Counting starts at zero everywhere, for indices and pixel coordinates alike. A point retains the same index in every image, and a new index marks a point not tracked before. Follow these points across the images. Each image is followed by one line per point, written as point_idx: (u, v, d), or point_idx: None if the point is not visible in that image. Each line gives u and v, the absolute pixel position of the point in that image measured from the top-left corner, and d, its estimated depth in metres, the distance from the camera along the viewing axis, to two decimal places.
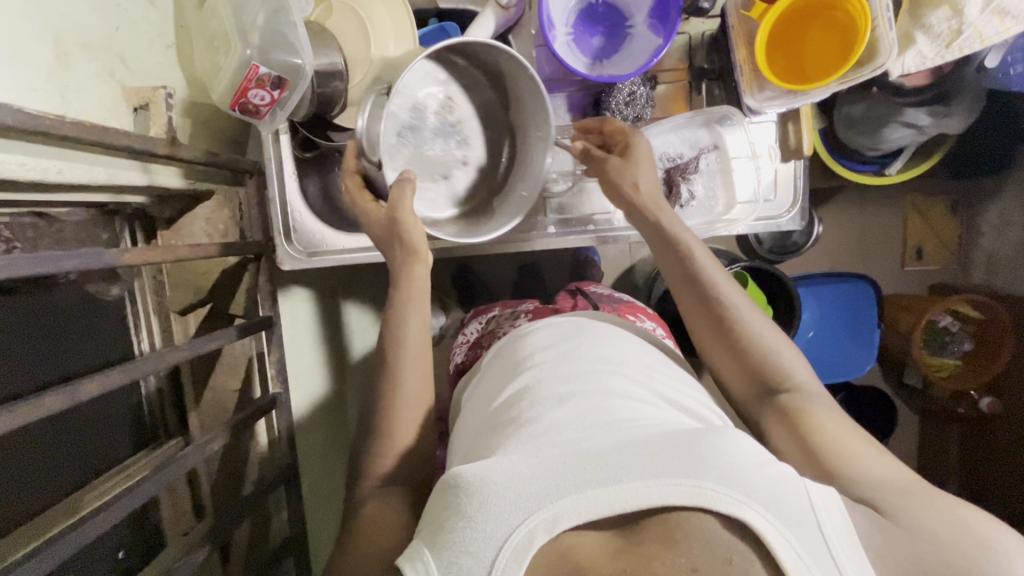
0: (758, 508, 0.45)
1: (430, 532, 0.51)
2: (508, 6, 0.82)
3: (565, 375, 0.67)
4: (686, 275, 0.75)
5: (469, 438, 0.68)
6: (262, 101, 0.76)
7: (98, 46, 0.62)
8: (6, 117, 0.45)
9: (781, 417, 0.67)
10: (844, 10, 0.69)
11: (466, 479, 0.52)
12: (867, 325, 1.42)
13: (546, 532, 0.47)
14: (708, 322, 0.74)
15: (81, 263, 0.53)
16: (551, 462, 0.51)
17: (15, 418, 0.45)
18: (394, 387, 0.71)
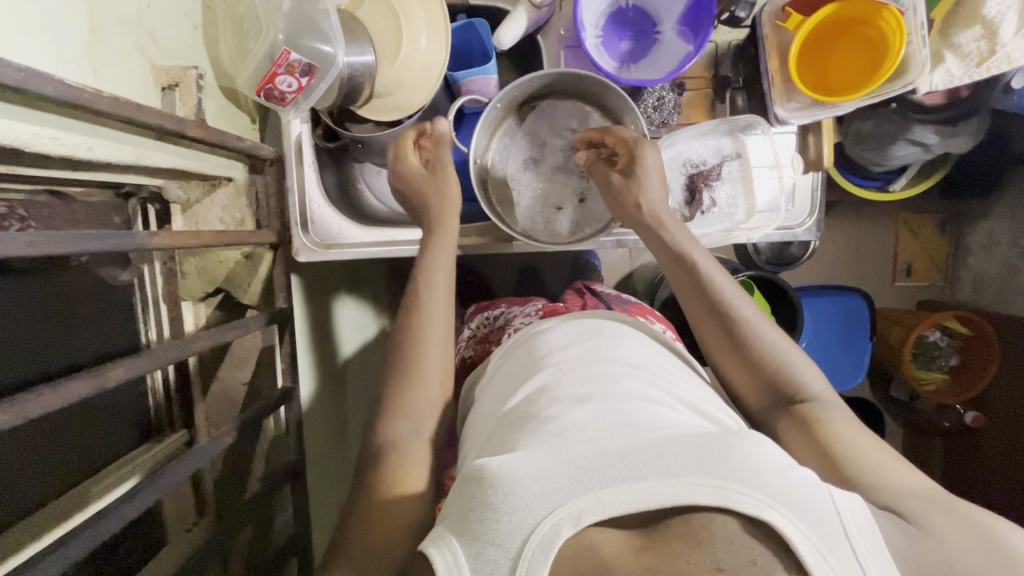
0: (784, 511, 0.44)
1: (452, 525, 0.50)
2: (541, 5, 0.81)
3: (584, 376, 0.66)
4: (693, 282, 0.75)
5: (484, 437, 0.67)
6: (289, 88, 0.74)
7: (130, 22, 0.60)
8: (48, 88, 0.43)
9: (794, 423, 0.66)
10: (874, 26, 0.71)
11: (491, 471, 0.51)
12: (861, 338, 1.45)
13: (571, 525, 0.46)
14: (717, 328, 0.73)
15: (114, 244, 0.50)
16: (574, 458, 0.50)
17: (42, 404, 0.42)
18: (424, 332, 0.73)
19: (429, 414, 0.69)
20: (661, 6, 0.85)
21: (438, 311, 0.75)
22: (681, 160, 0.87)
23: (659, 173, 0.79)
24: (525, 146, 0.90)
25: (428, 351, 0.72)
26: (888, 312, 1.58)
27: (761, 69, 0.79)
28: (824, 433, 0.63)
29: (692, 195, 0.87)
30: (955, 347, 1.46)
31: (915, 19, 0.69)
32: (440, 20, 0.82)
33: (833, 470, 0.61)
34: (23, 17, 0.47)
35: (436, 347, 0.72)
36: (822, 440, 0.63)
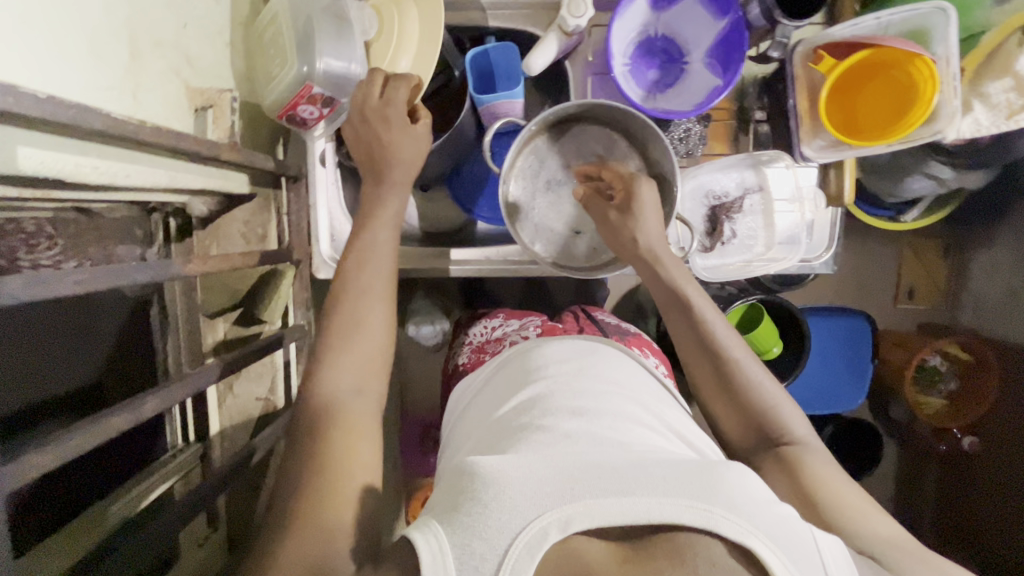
0: (765, 539, 0.44)
1: (438, 510, 0.48)
2: (572, 33, 0.81)
3: (576, 392, 0.65)
4: (683, 313, 0.73)
5: (473, 442, 0.66)
6: (310, 116, 0.76)
7: (168, 44, 0.60)
8: (97, 123, 0.43)
9: (777, 463, 0.65)
10: (903, 70, 0.71)
11: (483, 470, 0.49)
12: (862, 361, 1.45)
13: (559, 530, 0.45)
14: (710, 368, 0.71)
15: (150, 275, 0.50)
16: (565, 466, 0.49)
17: (86, 441, 0.43)
18: (369, 281, 0.67)
19: (370, 367, 0.63)
20: (691, 37, 0.85)
21: (383, 252, 0.69)
22: (703, 191, 0.87)
23: (655, 210, 0.78)
24: (546, 168, 0.89)
25: (373, 299, 0.66)
26: (890, 334, 1.57)
27: (789, 105, 0.79)
28: (806, 478, 0.63)
29: (713, 226, 0.88)
30: (954, 371, 1.45)
31: (948, 68, 0.69)
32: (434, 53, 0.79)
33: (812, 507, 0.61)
34: (69, 47, 0.47)
35: (379, 294, 0.66)
36: (802, 480, 0.63)
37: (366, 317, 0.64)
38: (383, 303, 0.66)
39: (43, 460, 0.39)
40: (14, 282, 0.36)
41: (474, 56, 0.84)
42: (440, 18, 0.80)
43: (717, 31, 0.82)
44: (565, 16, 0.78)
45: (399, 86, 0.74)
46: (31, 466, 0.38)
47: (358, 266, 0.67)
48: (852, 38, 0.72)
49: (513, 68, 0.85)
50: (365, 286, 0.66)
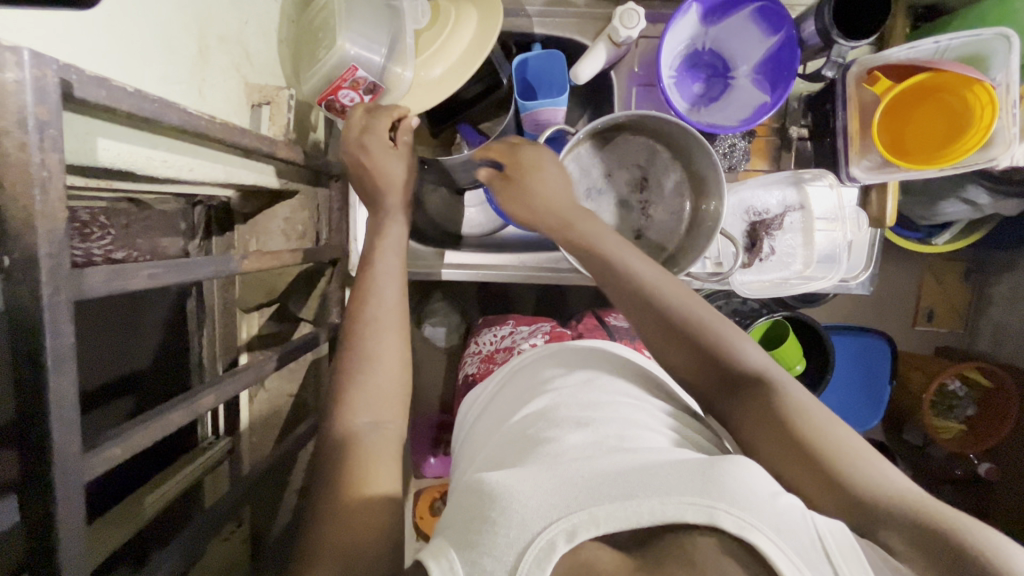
0: (770, 533, 0.38)
1: (449, 531, 0.44)
2: (621, 44, 0.81)
3: (582, 400, 0.61)
4: (618, 267, 0.64)
5: (484, 453, 0.62)
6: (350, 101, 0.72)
7: (231, 40, 0.60)
8: (174, 118, 0.43)
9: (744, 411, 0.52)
10: (958, 95, 0.71)
11: (488, 485, 0.45)
12: (879, 381, 1.42)
13: (566, 541, 0.40)
14: (652, 318, 0.60)
15: (212, 271, 0.50)
16: (569, 476, 0.45)
17: (148, 435, 0.42)
18: (376, 313, 0.65)
19: (383, 402, 0.61)
20: (739, 53, 0.84)
21: (386, 277, 0.67)
22: (743, 207, 0.87)
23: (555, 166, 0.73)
24: (588, 174, 0.88)
25: (382, 332, 0.64)
26: (907, 355, 1.53)
27: (839, 124, 0.79)
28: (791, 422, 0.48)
29: (752, 243, 0.88)
30: (973, 397, 1.41)
31: (1008, 95, 0.69)
32: (470, 72, 0.76)
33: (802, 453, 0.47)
34: (147, 39, 0.47)
35: (390, 325, 0.65)
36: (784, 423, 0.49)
37: (373, 353, 0.62)
38: (397, 333, 0.65)
39: (112, 453, 0.38)
40: (98, 274, 0.36)
41: (522, 62, 0.83)
42: (490, 35, 0.75)
43: (767, 48, 0.82)
44: (617, 27, 0.78)
45: (376, 117, 0.70)
46: (102, 462, 0.37)
47: (364, 294, 0.66)
48: (908, 61, 0.72)
49: (558, 74, 0.85)
50: (371, 319, 0.64)
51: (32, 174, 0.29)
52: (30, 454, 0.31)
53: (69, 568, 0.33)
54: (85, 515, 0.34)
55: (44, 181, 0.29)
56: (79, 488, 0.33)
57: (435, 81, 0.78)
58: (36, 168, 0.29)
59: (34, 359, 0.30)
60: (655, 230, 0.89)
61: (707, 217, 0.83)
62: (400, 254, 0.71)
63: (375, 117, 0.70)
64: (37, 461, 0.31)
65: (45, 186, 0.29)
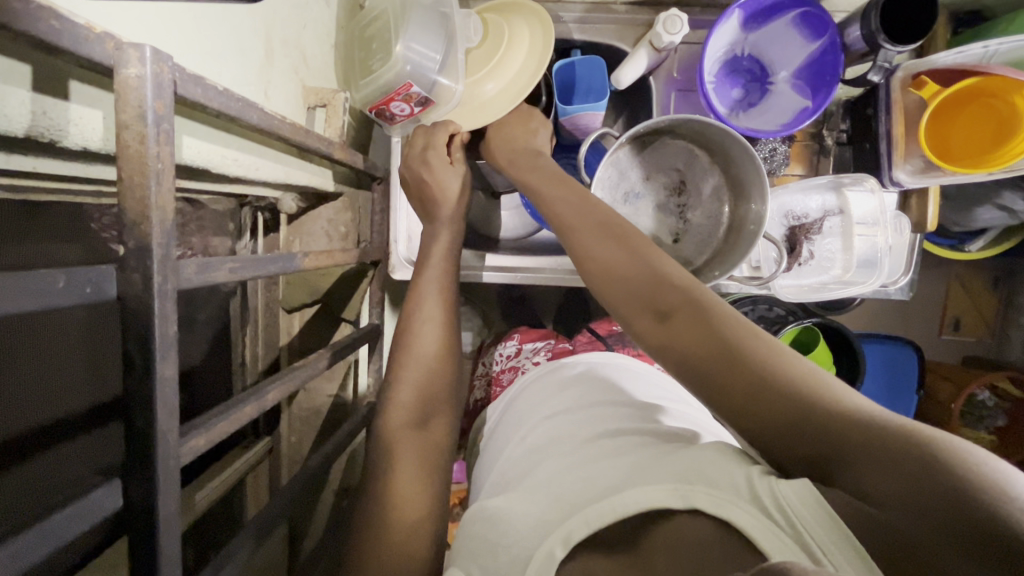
0: (749, 503, 0.35)
1: (466, 555, 0.49)
2: (662, 50, 0.81)
3: (582, 413, 0.61)
4: (583, 205, 0.61)
5: (499, 471, 0.61)
6: (400, 112, 0.73)
7: (291, 44, 0.62)
8: (254, 117, 0.44)
9: (681, 318, 0.48)
10: (1006, 101, 0.71)
11: (491, 509, 0.50)
12: (906, 390, 1.39)
13: (563, 547, 0.41)
14: (591, 228, 0.59)
15: (280, 268, 0.51)
16: (566, 492, 0.46)
17: (224, 427, 0.43)
18: (426, 313, 0.66)
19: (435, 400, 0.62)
20: (778, 58, 0.85)
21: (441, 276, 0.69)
22: (783, 211, 0.87)
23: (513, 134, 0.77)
24: (627, 177, 0.89)
25: (432, 334, 0.64)
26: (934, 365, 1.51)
27: (883, 129, 0.78)
28: (748, 359, 0.43)
29: (792, 247, 0.87)
30: (1002, 408, 1.37)
31: None
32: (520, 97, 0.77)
33: (763, 392, 0.41)
34: (224, 42, 0.48)
35: (440, 323, 0.65)
36: (741, 363, 0.43)
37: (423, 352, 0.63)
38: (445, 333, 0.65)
39: (196, 442, 0.39)
40: (191, 266, 0.37)
41: (560, 69, 0.84)
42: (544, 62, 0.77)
43: (808, 53, 0.82)
44: (659, 33, 0.78)
45: (434, 133, 0.76)
46: (187, 450, 0.38)
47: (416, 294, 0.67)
48: (958, 66, 0.71)
49: (598, 78, 0.84)
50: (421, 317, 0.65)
51: (149, 165, 0.30)
52: (135, 437, 0.32)
53: (163, 549, 0.34)
54: (178, 500, 0.35)
55: (159, 172, 0.30)
56: (174, 472, 0.34)
57: (483, 100, 0.79)
58: (153, 160, 0.30)
59: (143, 344, 0.31)
60: (692, 233, 0.89)
61: (748, 221, 0.82)
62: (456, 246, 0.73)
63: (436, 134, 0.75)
64: (142, 445, 0.32)
65: (160, 177, 0.31)
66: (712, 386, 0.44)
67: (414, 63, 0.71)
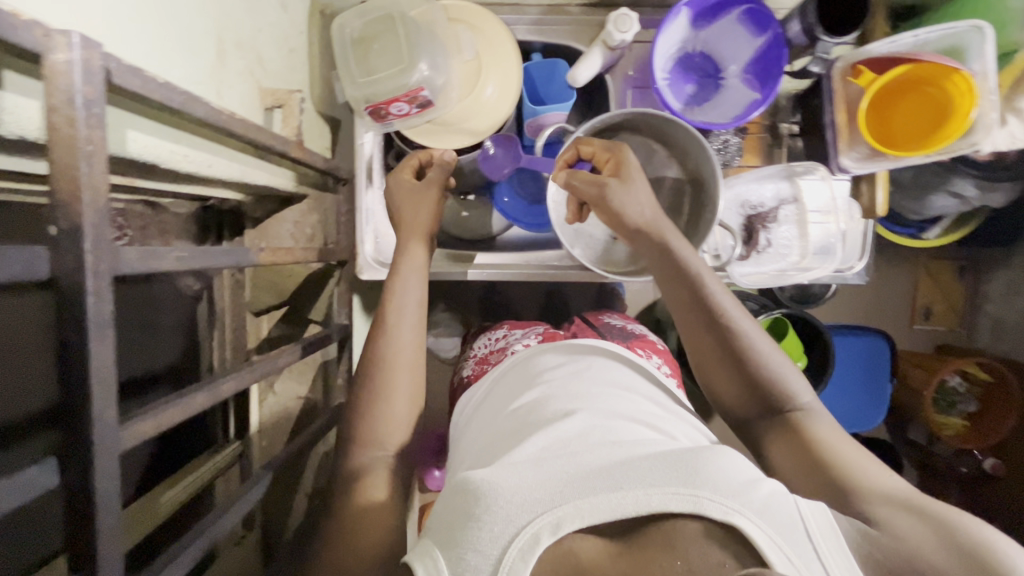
0: (753, 517, 0.42)
1: (439, 534, 0.48)
2: (616, 48, 0.84)
3: (569, 396, 0.62)
4: (687, 290, 0.68)
5: (476, 447, 0.63)
6: (399, 113, 0.80)
7: (246, 46, 0.63)
8: (199, 110, 0.45)
9: (782, 432, 0.63)
10: (939, 87, 0.74)
11: (476, 483, 0.49)
12: (879, 379, 1.40)
13: (551, 533, 0.44)
14: (700, 323, 0.67)
15: (235, 260, 0.52)
16: (556, 472, 0.48)
17: (174, 415, 0.43)
18: (385, 351, 0.65)
19: (404, 435, 0.64)
20: (728, 54, 0.88)
21: (411, 301, 0.69)
22: (740, 201, 0.90)
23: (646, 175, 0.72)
24: None
25: (397, 369, 0.65)
26: (906, 354, 1.52)
27: (829, 118, 0.82)
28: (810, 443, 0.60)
29: (749, 236, 0.90)
30: (973, 392, 1.38)
31: (987, 84, 0.72)
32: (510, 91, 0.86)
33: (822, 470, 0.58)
34: (174, 41, 0.50)
35: (411, 343, 0.66)
36: (806, 446, 0.60)
37: (386, 389, 0.64)
38: (414, 350, 0.67)
39: (143, 428, 0.39)
40: (133, 252, 0.38)
41: (529, 69, 0.90)
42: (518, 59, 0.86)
43: (755, 48, 0.85)
44: (611, 31, 0.81)
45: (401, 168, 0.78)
46: (131, 437, 0.38)
47: (393, 312, 0.68)
48: (892, 54, 0.75)
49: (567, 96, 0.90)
50: (383, 358, 0.65)
51: (79, 147, 0.31)
52: (70, 418, 0.33)
53: (102, 529, 0.34)
54: (120, 480, 0.35)
55: (88, 155, 0.31)
56: (116, 453, 0.35)
57: (474, 100, 0.86)
58: (83, 142, 0.31)
59: (77, 325, 0.32)
60: None
61: (704, 215, 0.84)
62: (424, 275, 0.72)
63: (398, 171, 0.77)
64: (77, 427, 0.33)
65: (91, 160, 0.32)
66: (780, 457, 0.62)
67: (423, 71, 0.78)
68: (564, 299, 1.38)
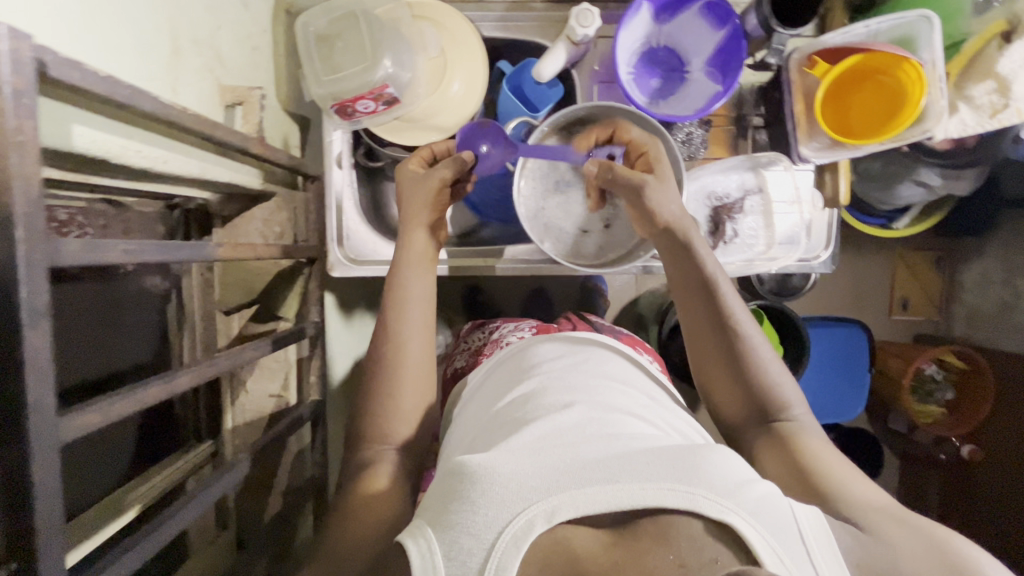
0: (747, 517, 0.43)
1: (433, 517, 0.48)
2: (579, 43, 0.85)
3: (567, 387, 0.62)
4: (702, 292, 0.70)
5: (470, 437, 0.63)
6: (365, 109, 0.79)
7: (205, 43, 0.64)
8: (147, 104, 0.46)
9: (773, 438, 0.64)
10: (892, 75, 0.77)
11: (471, 468, 0.49)
12: (859, 367, 1.39)
13: (545, 521, 0.44)
14: (707, 320, 0.69)
15: (190, 254, 0.53)
16: (552, 460, 0.49)
17: (125, 407, 0.44)
18: (388, 350, 0.68)
19: (410, 433, 0.67)
20: (691, 48, 0.89)
21: (416, 298, 0.72)
22: (706, 192, 0.91)
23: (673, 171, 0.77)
24: (557, 168, 0.93)
25: (402, 368, 0.68)
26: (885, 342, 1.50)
27: (787, 109, 0.83)
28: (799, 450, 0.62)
29: (715, 226, 0.91)
30: (950, 380, 1.38)
31: (935, 71, 0.75)
32: (476, 85, 0.88)
33: (809, 476, 0.59)
34: (126, 38, 0.50)
35: (418, 336, 0.70)
36: (795, 453, 0.62)
37: (393, 387, 0.67)
38: (422, 346, 0.70)
39: (90, 419, 0.40)
40: (73, 244, 0.38)
41: (508, 77, 0.90)
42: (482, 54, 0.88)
43: (716, 41, 0.87)
44: (574, 26, 0.82)
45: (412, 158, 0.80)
46: (75, 428, 0.39)
47: (399, 309, 0.71)
48: (845, 44, 0.77)
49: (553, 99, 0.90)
50: (388, 357, 0.68)
51: (10, 137, 0.31)
52: (4, 410, 0.33)
53: (42, 519, 0.34)
54: (62, 470, 0.35)
55: (20, 146, 0.32)
56: (55, 446, 0.35)
57: (438, 95, 0.86)
58: (12, 133, 0.31)
59: (10, 314, 0.32)
60: (623, 219, 0.93)
61: None
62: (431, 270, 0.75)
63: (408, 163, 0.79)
64: (11, 418, 0.33)
65: (22, 151, 0.32)
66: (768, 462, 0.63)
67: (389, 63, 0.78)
68: (545, 294, 1.39)
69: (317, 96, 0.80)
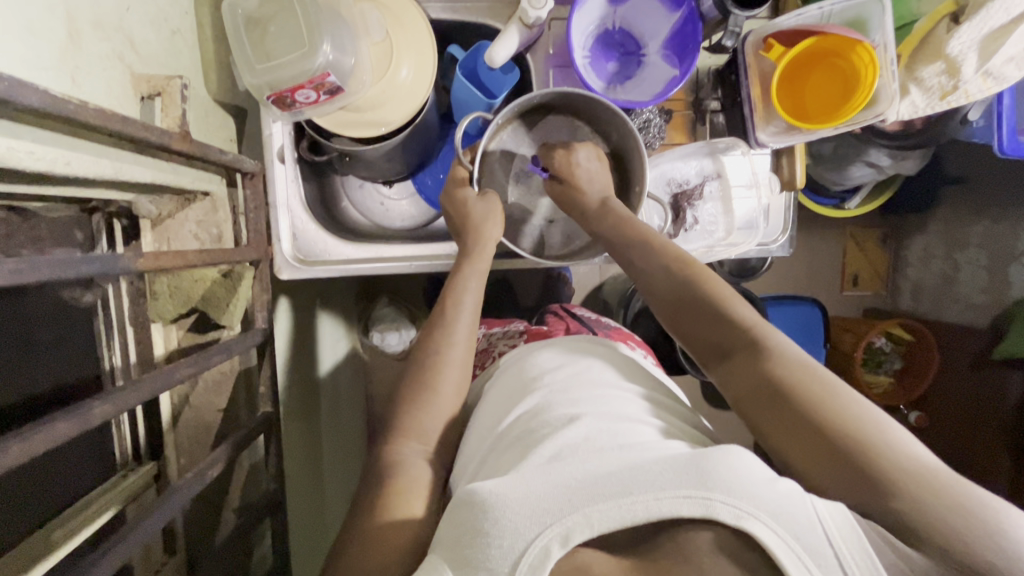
0: (766, 520, 0.42)
1: (446, 547, 0.46)
2: (532, 25, 0.81)
3: (571, 397, 0.61)
4: (672, 277, 0.67)
5: (474, 460, 0.60)
6: (306, 100, 0.74)
7: (109, 26, 0.56)
8: (33, 99, 0.39)
9: (758, 387, 0.56)
10: (845, 58, 0.77)
11: (481, 494, 0.47)
12: (816, 344, 1.43)
13: (561, 545, 0.43)
14: (665, 278, 0.68)
15: (98, 268, 0.47)
16: (563, 478, 0.47)
17: (20, 450, 0.39)
18: (439, 348, 0.67)
19: (443, 432, 0.64)
20: (647, 30, 0.87)
21: (467, 325, 0.69)
22: (665, 179, 0.90)
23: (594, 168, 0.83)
24: (519, 160, 0.90)
25: (447, 366, 0.66)
26: (838, 320, 1.52)
27: (744, 92, 0.83)
28: (802, 408, 0.52)
29: (676, 213, 0.90)
30: (899, 352, 1.42)
31: (886, 55, 0.76)
32: (428, 68, 0.83)
33: (822, 442, 0.49)
34: (8, 24, 0.44)
35: (457, 359, 0.67)
36: (795, 410, 0.52)
37: (424, 407, 0.64)
38: (461, 371, 0.67)
39: None
40: None
41: (460, 63, 0.86)
42: (428, 34, 0.83)
43: (671, 24, 0.84)
44: (525, 8, 0.78)
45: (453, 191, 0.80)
46: None
47: (444, 330, 0.68)
48: (799, 27, 0.77)
49: (507, 83, 0.85)
50: (437, 355, 0.67)
51: None
52: None
53: None
54: None
55: None
56: None
57: (389, 80, 0.81)
58: None
59: None
60: None
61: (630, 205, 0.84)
62: (484, 280, 0.75)
63: (453, 197, 0.80)
64: None
65: None
66: (769, 429, 0.54)
67: (333, 49, 0.72)
68: (508, 284, 1.35)
69: (251, 85, 0.73)
